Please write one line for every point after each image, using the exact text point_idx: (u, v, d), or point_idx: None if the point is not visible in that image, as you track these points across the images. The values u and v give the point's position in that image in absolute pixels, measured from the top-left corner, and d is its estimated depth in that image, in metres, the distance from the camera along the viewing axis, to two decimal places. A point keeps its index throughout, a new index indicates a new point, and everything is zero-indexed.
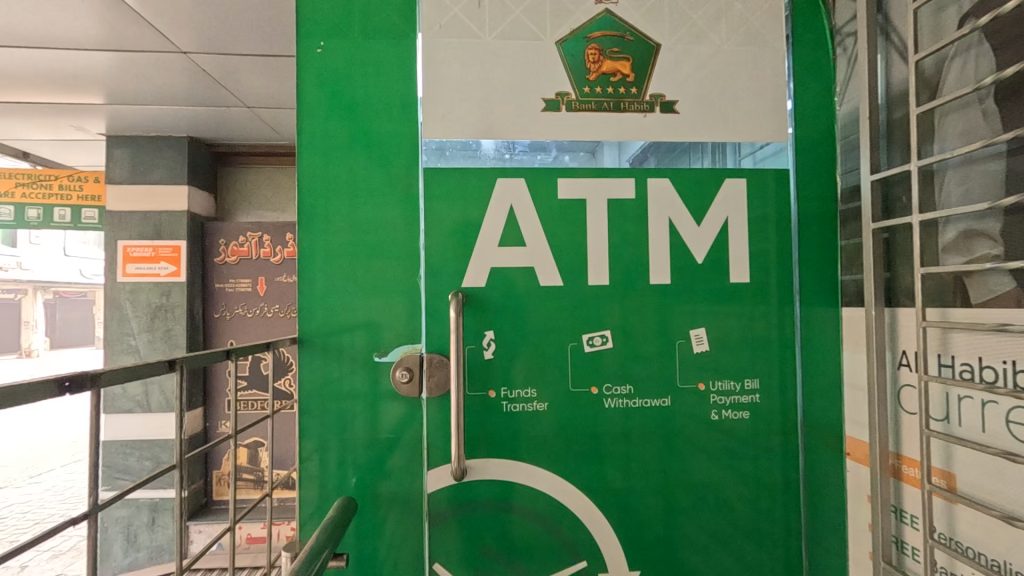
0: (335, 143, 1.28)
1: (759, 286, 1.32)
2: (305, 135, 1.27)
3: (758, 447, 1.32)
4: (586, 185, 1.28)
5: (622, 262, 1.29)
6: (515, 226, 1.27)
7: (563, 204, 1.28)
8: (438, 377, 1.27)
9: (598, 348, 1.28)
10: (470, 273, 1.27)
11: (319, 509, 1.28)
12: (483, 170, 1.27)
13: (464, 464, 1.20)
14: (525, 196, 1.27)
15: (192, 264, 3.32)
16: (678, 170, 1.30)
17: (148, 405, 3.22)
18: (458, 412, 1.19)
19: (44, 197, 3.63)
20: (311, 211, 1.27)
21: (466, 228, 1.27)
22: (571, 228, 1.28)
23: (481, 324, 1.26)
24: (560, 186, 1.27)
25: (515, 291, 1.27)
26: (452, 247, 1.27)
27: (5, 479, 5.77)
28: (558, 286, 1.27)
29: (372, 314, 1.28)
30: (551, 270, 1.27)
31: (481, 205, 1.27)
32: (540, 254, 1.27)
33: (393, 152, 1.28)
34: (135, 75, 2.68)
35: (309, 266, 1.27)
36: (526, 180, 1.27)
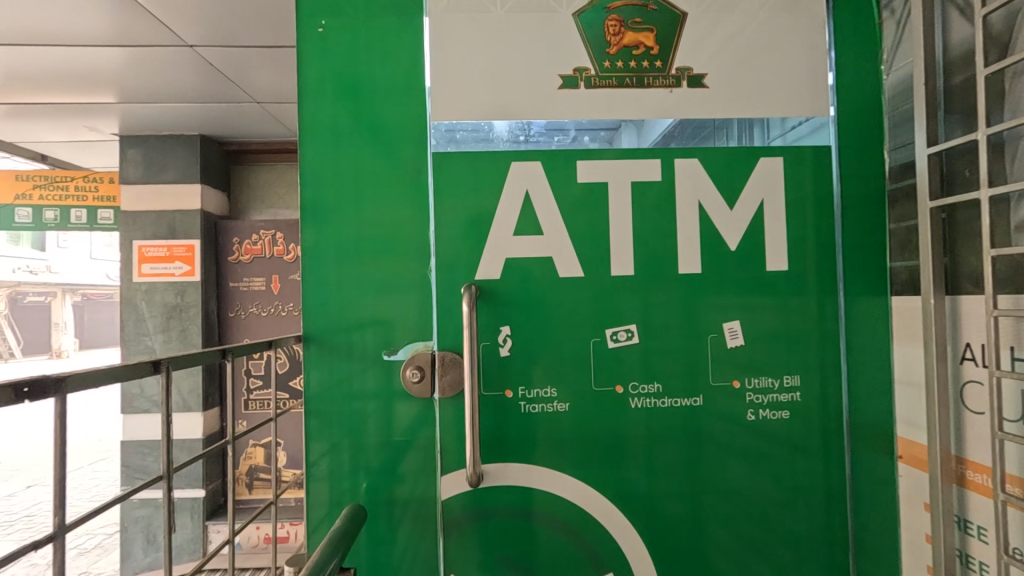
0: (339, 129, 1.20)
1: (798, 275, 1.21)
2: (307, 122, 1.20)
3: (799, 449, 1.22)
4: (608, 167, 1.18)
5: (647, 251, 1.19)
6: (532, 213, 1.18)
7: (583, 189, 1.18)
8: (451, 377, 1.19)
9: (623, 344, 1.19)
10: (483, 265, 1.18)
11: (329, 516, 1.21)
12: (496, 154, 1.18)
13: (480, 468, 1.12)
14: (542, 182, 1.18)
15: (206, 263, 3.31)
16: (708, 150, 1.19)
17: (165, 405, 3.22)
18: (473, 414, 1.11)
19: (61, 199, 3.64)
20: (315, 203, 1.20)
21: (479, 217, 1.18)
22: (592, 215, 1.18)
23: (497, 319, 1.18)
24: (579, 169, 1.18)
25: (532, 283, 1.18)
26: (464, 237, 1.19)
27: (36, 478, 5.89)
28: (578, 278, 1.18)
29: (380, 311, 1.20)
30: (570, 261, 1.18)
31: (495, 191, 1.18)
32: (558, 243, 1.18)
33: (401, 136, 1.20)
34: (144, 72, 2.65)
35: (314, 261, 1.20)
36: (542, 163, 1.18)
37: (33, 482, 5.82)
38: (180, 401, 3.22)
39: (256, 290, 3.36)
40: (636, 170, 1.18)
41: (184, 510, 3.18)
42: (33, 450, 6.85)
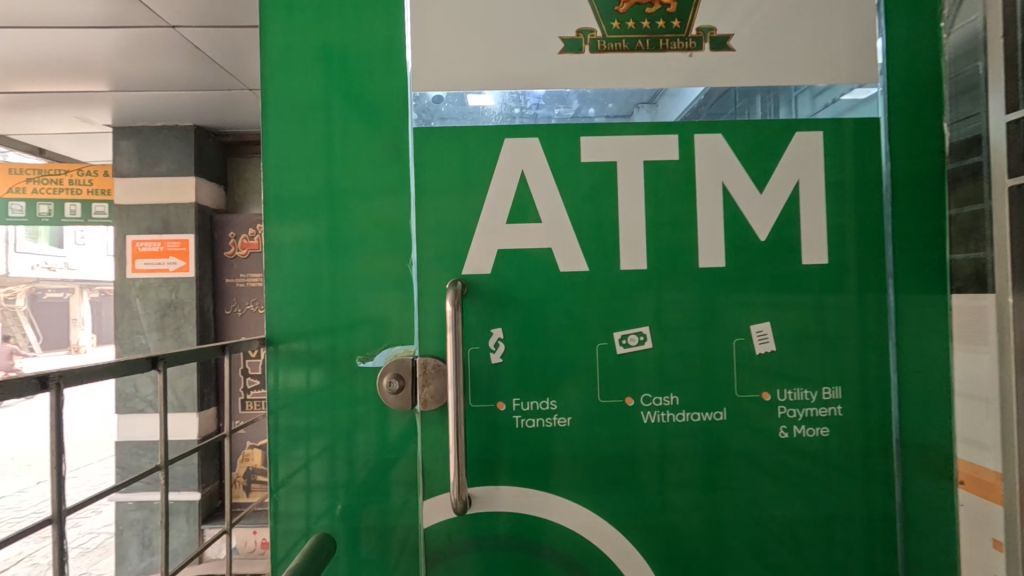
0: (309, 104, 1.06)
1: (839, 270, 1.04)
2: (272, 96, 1.06)
3: (839, 473, 1.05)
4: (617, 144, 1.02)
5: (662, 241, 1.02)
6: (528, 197, 1.02)
7: (588, 170, 1.02)
8: (433, 387, 1.04)
9: (633, 349, 1.02)
10: (472, 257, 1.03)
11: (300, 543, 1.07)
12: (487, 130, 1.02)
13: (466, 493, 0.97)
14: (541, 161, 1.02)
15: (202, 259, 3.20)
16: (734, 124, 1.02)
17: (160, 405, 3.15)
18: (459, 430, 0.96)
19: (55, 192, 3.57)
20: (282, 189, 1.06)
21: (467, 202, 1.03)
22: (598, 199, 1.02)
23: (487, 320, 1.02)
24: (582, 146, 1.02)
25: (528, 279, 1.02)
26: (450, 225, 1.04)
27: (47, 473, 5.89)
28: (582, 273, 1.02)
29: (354, 311, 1.06)
30: (572, 253, 1.02)
31: (485, 172, 1.02)
32: (559, 233, 1.02)
33: (378, 110, 1.05)
34: (132, 58, 2.51)
35: (282, 255, 1.06)
36: (540, 140, 1.02)
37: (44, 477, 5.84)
38: (175, 401, 3.14)
39: (253, 286, 3.26)
40: (649, 147, 1.02)
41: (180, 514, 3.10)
42: (46, 445, 6.88)
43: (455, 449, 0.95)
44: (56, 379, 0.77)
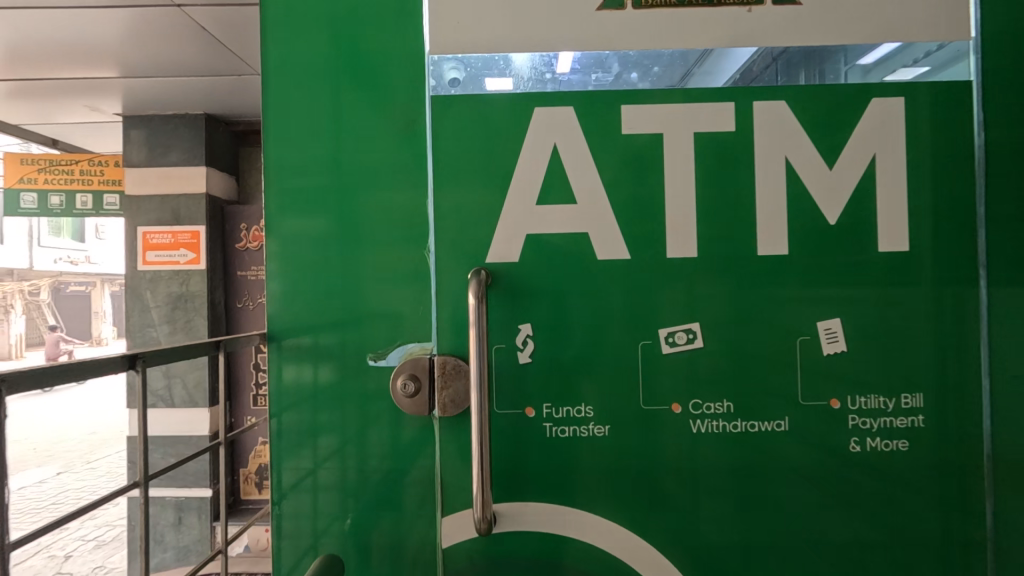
0: (315, 76, 0.94)
1: (920, 259, 0.90)
2: (274, 67, 0.95)
3: (919, 493, 0.91)
4: (663, 113, 0.89)
5: (714, 225, 0.89)
6: (560, 175, 0.89)
7: (629, 144, 0.89)
8: (453, 390, 0.93)
9: (680, 349, 0.90)
10: (497, 244, 0.91)
11: (304, 561, 0.97)
12: (515, 99, 0.90)
13: (491, 512, 0.85)
14: (577, 133, 0.89)
15: (212, 250, 3.13)
16: (800, 89, 0.89)
17: (171, 399, 3.10)
18: (482, 440, 0.84)
19: (67, 183, 3.54)
20: (284, 172, 0.95)
21: (491, 182, 0.91)
22: (641, 177, 0.89)
23: (513, 315, 0.90)
24: (622, 117, 0.89)
25: (561, 268, 0.90)
26: (473, 207, 0.91)
27: (65, 464, 5.95)
28: (623, 262, 0.89)
29: (363, 303, 0.95)
30: (611, 238, 0.89)
31: (513, 146, 0.90)
32: (596, 215, 0.89)
33: (392, 82, 0.93)
34: (139, 42, 2.41)
35: (287, 247, 0.95)
36: (574, 109, 0.89)
37: (63, 467, 5.89)
38: (187, 396, 3.10)
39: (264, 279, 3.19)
40: (700, 117, 0.88)
41: (192, 510, 3.06)
42: (67, 436, 6.96)
43: (476, 461, 0.84)
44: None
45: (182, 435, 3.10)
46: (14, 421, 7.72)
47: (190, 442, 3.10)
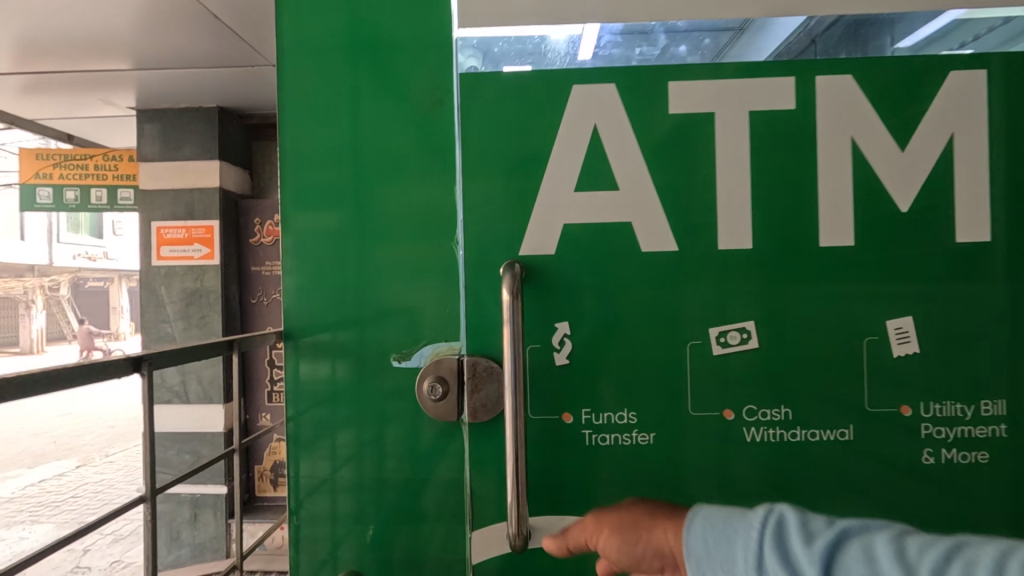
0: (331, 79, 0.95)
1: (1004, 250, 0.80)
2: (290, 73, 0.95)
3: (1006, 513, 0.80)
4: (715, 89, 0.80)
5: (772, 214, 0.81)
6: (601, 160, 0.82)
7: (677, 125, 0.81)
8: (485, 394, 0.87)
9: (733, 350, 0.82)
10: (531, 235, 0.83)
11: (324, 547, 1.01)
12: (551, 77, 0.82)
13: (526, 527, 0.80)
14: (621, 111, 0.81)
15: (226, 245, 3.10)
16: (869, 62, 0.80)
17: (186, 396, 3.09)
18: (518, 446, 0.78)
19: (82, 178, 3.53)
20: (301, 174, 0.95)
21: (523, 169, 0.83)
22: (691, 161, 0.81)
23: (548, 314, 0.83)
24: (671, 94, 0.81)
25: (602, 260, 0.82)
26: (503, 195, 0.84)
27: (84, 457, 6.02)
28: (670, 255, 0.81)
29: (379, 297, 0.95)
30: (657, 228, 0.81)
31: (549, 128, 0.83)
32: (640, 203, 0.81)
33: (409, 85, 0.93)
34: (150, 33, 2.36)
35: (303, 248, 0.96)
36: (617, 87, 0.81)
37: (82, 459, 5.96)
38: (201, 392, 3.08)
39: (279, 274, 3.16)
40: (757, 93, 0.80)
41: (207, 507, 3.04)
42: (87, 430, 7.04)
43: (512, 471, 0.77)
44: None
45: (197, 431, 3.08)
46: (36, 414, 7.83)
47: (205, 439, 3.08)
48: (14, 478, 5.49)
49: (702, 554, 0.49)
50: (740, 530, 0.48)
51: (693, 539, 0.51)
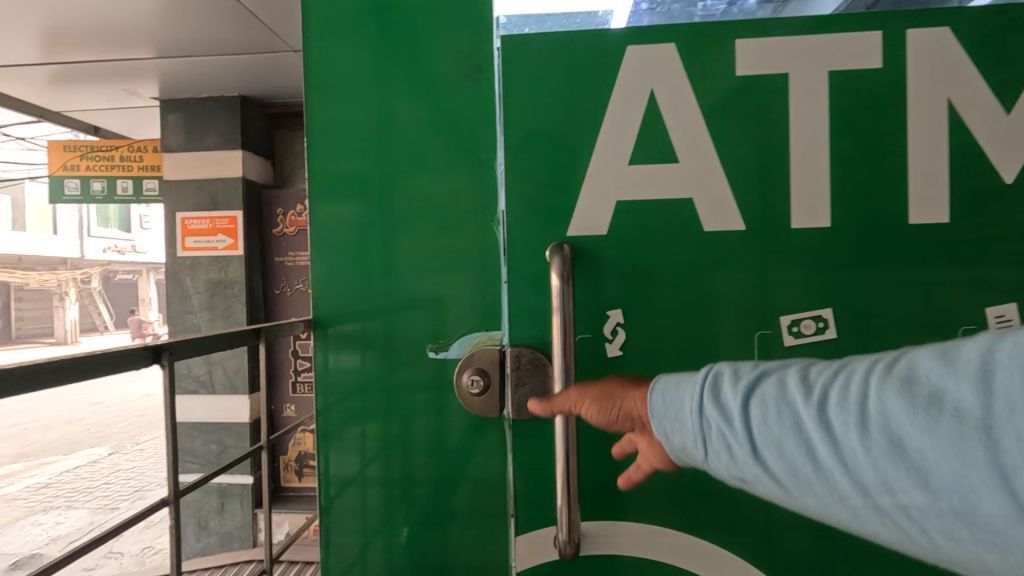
0: (359, 57, 0.88)
1: None
2: (316, 53, 0.89)
3: None
4: (787, 46, 0.73)
5: (851, 186, 0.74)
6: (659, 128, 0.77)
7: (744, 89, 0.74)
8: (530, 388, 0.86)
9: (806, 341, 0.74)
10: (581, 215, 0.79)
11: (355, 549, 0.97)
12: (604, 40, 0.78)
13: (577, 534, 0.82)
14: (681, 76, 0.76)
15: (250, 236, 3.09)
16: (970, 8, 0.71)
17: (212, 385, 3.10)
18: (568, 449, 0.80)
19: (108, 169, 3.55)
20: (326, 159, 0.89)
21: (573, 142, 0.80)
22: (762, 127, 0.74)
23: (600, 299, 0.78)
24: (738, 53, 0.74)
25: (656, 239, 0.77)
26: (551, 171, 0.81)
27: (117, 444, 6.16)
28: (737, 233, 0.75)
29: (415, 293, 0.89)
30: (721, 206, 0.75)
31: (600, 95, 0.79)
32: (701, 176, 0.76)
33: (440, 58, 0.85)
34: (171, 20, 2.32)
35: (327, 238, 0.90)
36: (676, 45, 0.76)
37: (114, 447, 6.11)
38: (227, 382, 3.08)
39: (302, 265, 3.17)
40: (839, 48, 0.72)
41: (235, 497, 3.07)
42: (119, 418, 7.22)
43: (563, 475, 0.80)
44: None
45: (222, 422, 3.09)
46: (69, 402, 8.05)
47: (231, 429, 3.10)
48: (50, 464, 5.66)
49: (658, 411, 0.58)
50: (687, 386, 0.57)
51: (652, 401, 0.59)
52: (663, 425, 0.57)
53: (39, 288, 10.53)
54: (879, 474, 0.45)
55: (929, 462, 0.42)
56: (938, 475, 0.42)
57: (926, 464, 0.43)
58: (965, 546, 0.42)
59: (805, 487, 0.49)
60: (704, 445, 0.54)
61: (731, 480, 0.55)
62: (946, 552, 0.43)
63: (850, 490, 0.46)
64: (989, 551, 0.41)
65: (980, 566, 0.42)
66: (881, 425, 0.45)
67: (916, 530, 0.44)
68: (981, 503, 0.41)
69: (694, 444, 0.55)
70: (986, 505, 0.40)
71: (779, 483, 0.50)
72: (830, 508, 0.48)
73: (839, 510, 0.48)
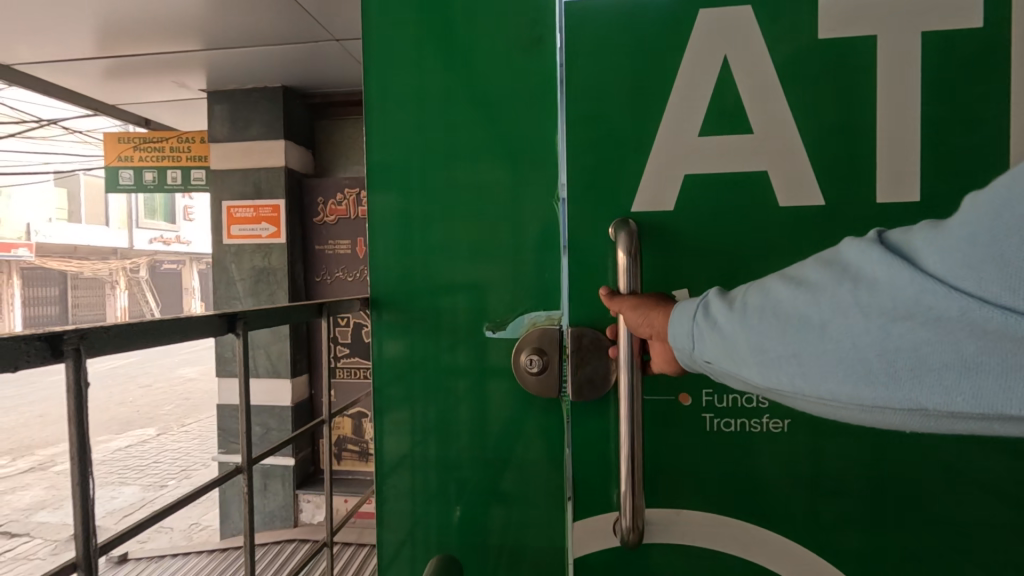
0: (413, 42, 0.92)
1: None
2: (373, 38, 0.94)
3: None
4: (878, 7, 0.78)
5: (940, 161, 0.78)
6: (732, 97, 0.81)
7: (829, 46, 0.80)
8: (591, 369, 0.87)
9: None
10: (647, 190, 0.84)
11: (407, 533, 0.98)
12: (673, 6, 0.82)
13: (641, 520, 0.79)
14: (759, 47, 0.81)
15: (291, 225, 3.17)
16: None
17: (256, 370, 3.19)
18: (633, 432, 0.78)
19: (157, 160, 3.68)
20: (381, 149, 0.95)
21: (639, 118, 0.84)
22: (848, 92, 0.80)
23: (672, 280, 0.84)
24: (820, 17, 0.80)
25: (722, 214, 0.82)
26: (619, 143, 0.85)
27: (163, 427, 6.45)
28: (816, 209, 0.80)
29: (468, 273, 0.92)
30: (802, 186, 0.81)
31: (670, 64, 0.83)
32: (779, 146, 0.81)
33: (490, 48, 0.90)
34: (222, 12, 2.38)
35: (377, 224, 0.95)
36: (753, 9, 0.80)
37: (161, 428, 6.40)
38: (270, 367, 3.18)
39: (342, 253, 3.23)
40: (931, 11, 0.77)
41: (277, 478, 3.17)
42: (166, 401, 7.58)
43: (627, 457, 0.78)
44: (74, 344, 0.59)
45: (265, 405, 3.19)
46: (120, 385, 8.48)
47: (273, 412, 3.19)
48: (103, 441, 5.97)
49: (676, 328, 0.65)
50: (688, 304, 0.65)
51: (672, 319, 0.66)
52: (671, 330, 0.65)
53: (92, 277, 11.12)
54: (754, 329, 0.56)
55: (783, 317, 0.54)
56: (789, 326, 0.54)
57: (785, 318, 0.54)
58: (789, 377, 0.54)
59: (714, 348, 0.60)
60: (684, 332, 0.63)
61: (696, 362, 0.63)
62: (787, 389, 0.55)
63: (739, 345, 0.57)
64: (805, 378, 0.53)
65: (801, 393, 0.54)
66: (765, 295, 0.57)
67: (762, 370, 0.56)
68: (804, 342, 0.53)
69: (685, 341, 0.63)
70: (809, 343, 0.52)
71: (706, 350, 0.61)
72: (728, 364, 0.59)
73: (727, 362, 0.59)
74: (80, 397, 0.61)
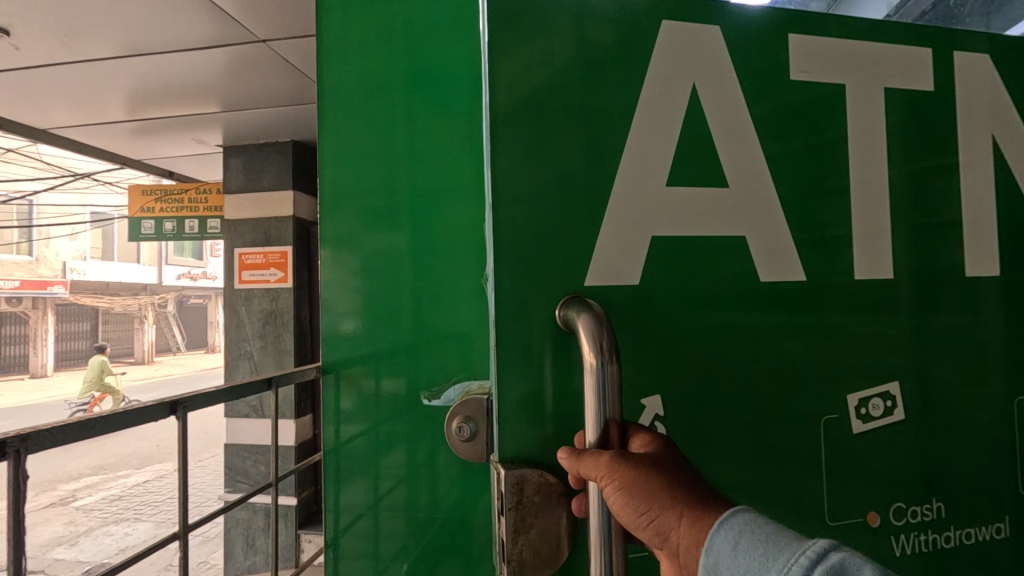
0: (401, 133, 1.24)
1: None
2: (363, 125, 1.25)
3: None
4: (837, 66, 0.91)
5: (902, 216, 0.91)
6: (700, 133, 0.86)
7: (801, 87, 0.89)
8: (542, 522, 0.79)
9: (877, 419, 0.89)
10: (602, 263, 0.83)
11: (369, 539, 1.19)
12: (636, 33, 0.85)
13: None
14: (725, 95, 0.87)
15: (298, 268, 3.36)
16: (967, 36, 0.95)
17: (262, 411, 3.30)
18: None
19: (177, 210, 3.91)
20: (360, 209, 1.24)
21: (596, 166, 0.84)
22: (818, 151, 0.89)
23: (650, 375, 0.83)
24: (791, 59, 0.89)
25: (698, 269, 0.85)
26: (581, 181, 0.83)
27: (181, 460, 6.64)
28: (792, 263, 0.88)
29: (434, 313, 1.21)
30: (773, 246, 0.87)
31: (627, 94, 0.85)
32: (751, 203, 0.87)
33: (461, 144, 1.22)
34: (237, 78, 2.59)
35: (375, 262, 1.22)
36: (720, 30, 0.87)
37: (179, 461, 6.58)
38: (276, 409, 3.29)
39: None
40: (889, 75, 0.92)
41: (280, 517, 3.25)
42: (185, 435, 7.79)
43: None
44: (16, 446, 0.88)
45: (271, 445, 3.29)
46: None
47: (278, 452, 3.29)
48: (123, 476, 6.15)
49: (724, 554, 0.56)
50: (782, 549, 0.54)
51: (721, 541, 0.57)
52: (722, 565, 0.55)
53: (122, 311, 11.63)
54: None
55: None
56: None
57: None
58: None
59: None
60: None
61: None
62: None
63: None
64: None
65: None
66: None
67: None
68: None
69: None
70: None
71: None
72: None
73: None
74: (17, 483, 0.89)
